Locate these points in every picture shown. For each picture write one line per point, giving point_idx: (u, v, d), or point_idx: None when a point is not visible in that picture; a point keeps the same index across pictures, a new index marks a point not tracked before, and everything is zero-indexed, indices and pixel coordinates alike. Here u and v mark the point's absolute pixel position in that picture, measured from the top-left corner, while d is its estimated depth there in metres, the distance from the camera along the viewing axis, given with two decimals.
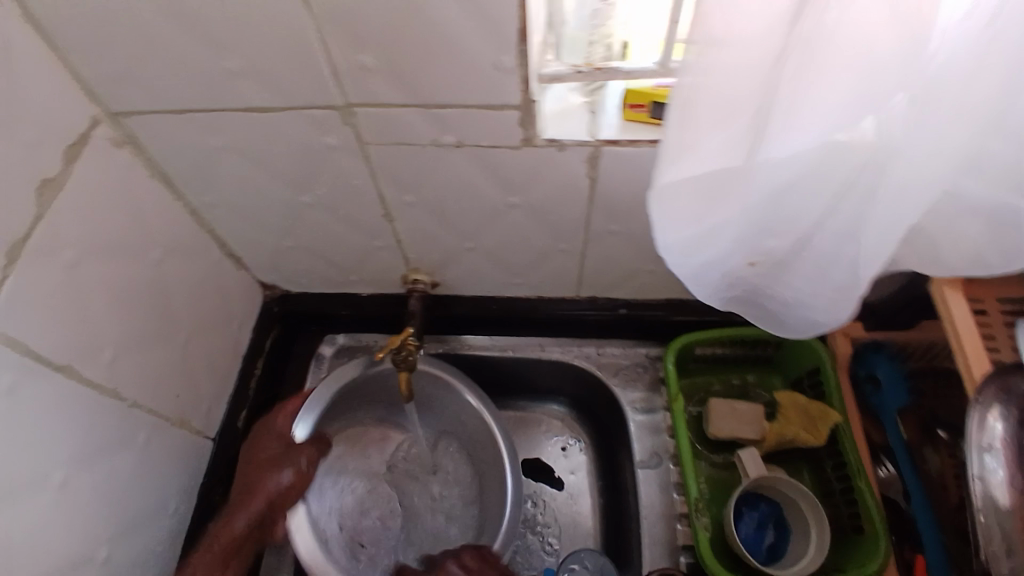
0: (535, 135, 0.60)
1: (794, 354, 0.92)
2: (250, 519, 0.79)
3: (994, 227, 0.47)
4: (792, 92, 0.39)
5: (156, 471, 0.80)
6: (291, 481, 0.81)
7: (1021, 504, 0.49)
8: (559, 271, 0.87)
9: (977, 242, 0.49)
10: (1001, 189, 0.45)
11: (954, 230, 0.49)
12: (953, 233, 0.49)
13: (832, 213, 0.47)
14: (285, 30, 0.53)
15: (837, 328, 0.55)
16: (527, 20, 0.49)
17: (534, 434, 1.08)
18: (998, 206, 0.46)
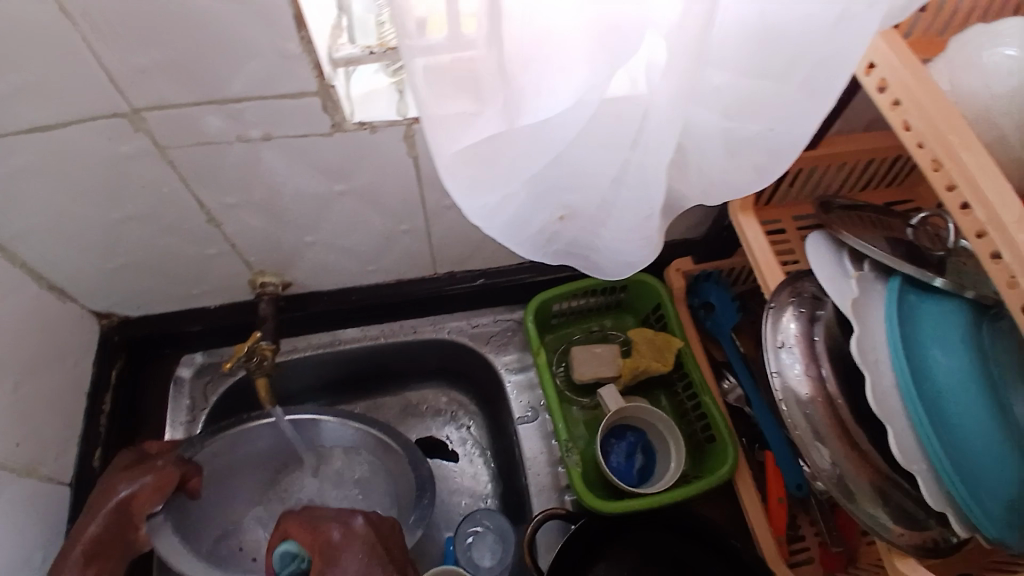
0: (343, 121, 0.60)
1: (640, 294, 1.01)
2: (106, 518, 0.75)
3: (750, 160, 0.50)
4: (521, 56, 0.41)
5: (14, 527, 0.73)
6: (152, 483, 0.79)
7: (818, 390, 0.57)
8: (408, 253, 0.88)
9: (744, 176, 0.51)
10: (734, 120, 0.47)
11: (719, 168, 0.51)
12: (717, 170, 0.51)
13: (611, 159, 0.50)
14: (51, 30, 0.48)
15: (648, 262, 0.60)
16: (298, 5, 0.49)
17: (422, 414, 1.09)
18: (743, 138, 0.48)
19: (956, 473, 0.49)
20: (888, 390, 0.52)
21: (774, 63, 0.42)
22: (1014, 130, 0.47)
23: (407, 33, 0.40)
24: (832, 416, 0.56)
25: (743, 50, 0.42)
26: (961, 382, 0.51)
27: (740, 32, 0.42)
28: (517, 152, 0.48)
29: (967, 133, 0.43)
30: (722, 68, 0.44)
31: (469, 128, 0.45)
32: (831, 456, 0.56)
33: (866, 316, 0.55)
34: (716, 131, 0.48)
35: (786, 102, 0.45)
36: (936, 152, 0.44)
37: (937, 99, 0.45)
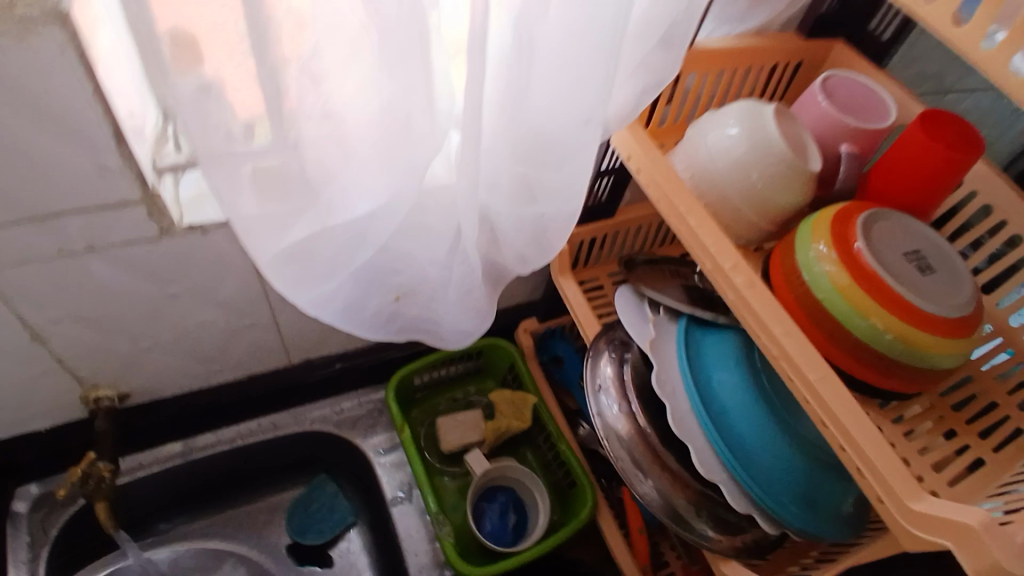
0: (171, 225, 0.62)
1: (495, 358, 1.08)
2: None
3: (544, 235, 0.59)
4: (330, 157, 0.47)
5: None
6: None
7: (633, 425, 0.65)
8: (258, 345, 0.88)
9: (542, 245, 0.60)
10: (524, 202, 0.55)
11: (518, 244, 0.60)
12: (519, 244, 0.60)
13: (429, 244, 0.57)
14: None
15: (483, 329, 0.67)
16: (115, 124, 0.52)
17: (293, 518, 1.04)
18: (534, 216, 0.57)
19: (749, 475, 0.58)
20: (685, 412, 0.61)
21: (545, 158, 0.51)
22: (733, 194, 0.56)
23: (229, 141, 0.42)
24: (648, 446, 0.64)
25: (515, 147, 0.50)
26: (740, 397, 0.60)
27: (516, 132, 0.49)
28: (339, 245, 0.52)
29: (695, 199, 0.54)
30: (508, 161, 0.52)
31: (289, 229, 0.49)
32: (653, 482, 0.63)
33: (663, 352, 0.64)
34: (512, 213, 0.56)
35: (560, 191, 0.54)
36: (676, 219, 0.55)
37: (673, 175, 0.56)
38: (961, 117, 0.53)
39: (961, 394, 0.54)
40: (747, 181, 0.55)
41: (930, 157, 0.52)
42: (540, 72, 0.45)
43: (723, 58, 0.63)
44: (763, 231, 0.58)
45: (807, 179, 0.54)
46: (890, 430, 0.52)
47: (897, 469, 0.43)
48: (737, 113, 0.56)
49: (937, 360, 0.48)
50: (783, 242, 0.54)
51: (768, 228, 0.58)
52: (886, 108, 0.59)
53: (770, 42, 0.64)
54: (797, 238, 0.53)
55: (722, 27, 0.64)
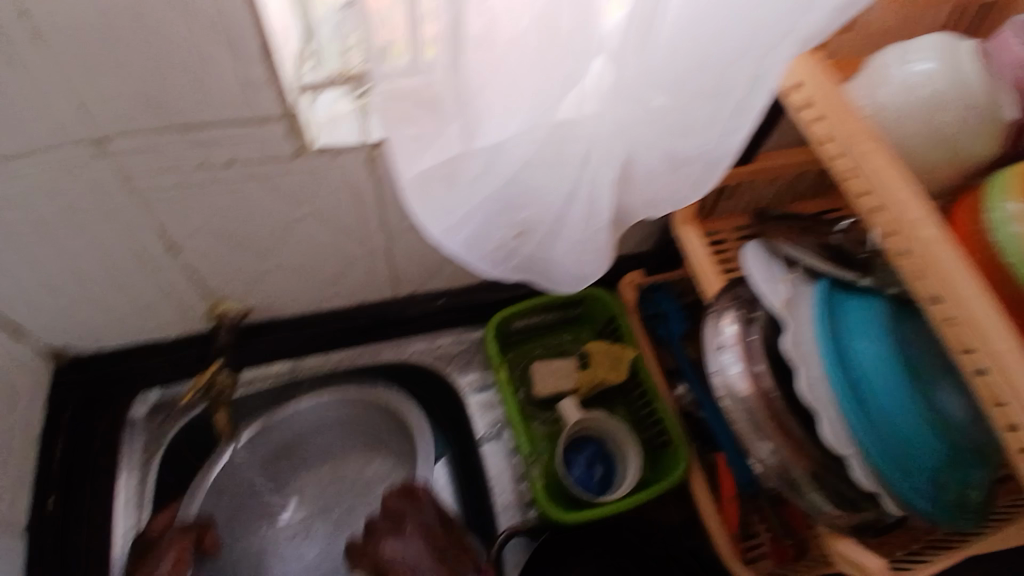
0: (306, 145, 0.63)
1: (595, 308, 1.06)
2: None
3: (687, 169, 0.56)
4: (479, 79, 0.45)
5: None
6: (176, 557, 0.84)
7: (757, 387, 0.61)
8: (368, 275, 0.90)
9: (681, 180, 0.57)
10: (670, 136, 0.52)
11: (656, 183, 0.57)
12: (658, 183, 0.57)
13: (559, 177, 0.54)
14: (10, 57, 0.49)
15: (600, 275, 0.64)
16: (265, 38, 0.52)
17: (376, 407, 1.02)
18: (677, 151, 0.53)
19: (882, 453, 0.55)
20: (819, 379, 0.57)
21: (699, 86, 0.48)
22: (915, 139, 0.53)
23: (382, 57, 0.45)
24: (771, 411, 0.60)
25: (679, 73, 0.47)
26: (884, 366, 0.56)
27: (673, 54, 0.45)
28: (473, 170, 0.52)
29: (871, 143, 0.49)
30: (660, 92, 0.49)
31: (431, 149, 0.49)
32: (771, 447, 0.60)
33: (798, 312, 0.60)
34: (657, 149, 0.53)
35: (715, 119, 0.52)
36: (851, 164, 0.50)
37: (845, 116, 0.51)
38: None
39: None
40: (939, 123, 0.52)
41: None
42: None
43: None
44: (944, 181, 0.54)
45: (1000, 129, 0.51)
46: None
47: None
48: (938, 46, 0.52)
49: None
50: (970, 197, 0.48)
51: (953, 177, 0.54)
52: None
53: None
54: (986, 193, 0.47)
55: None
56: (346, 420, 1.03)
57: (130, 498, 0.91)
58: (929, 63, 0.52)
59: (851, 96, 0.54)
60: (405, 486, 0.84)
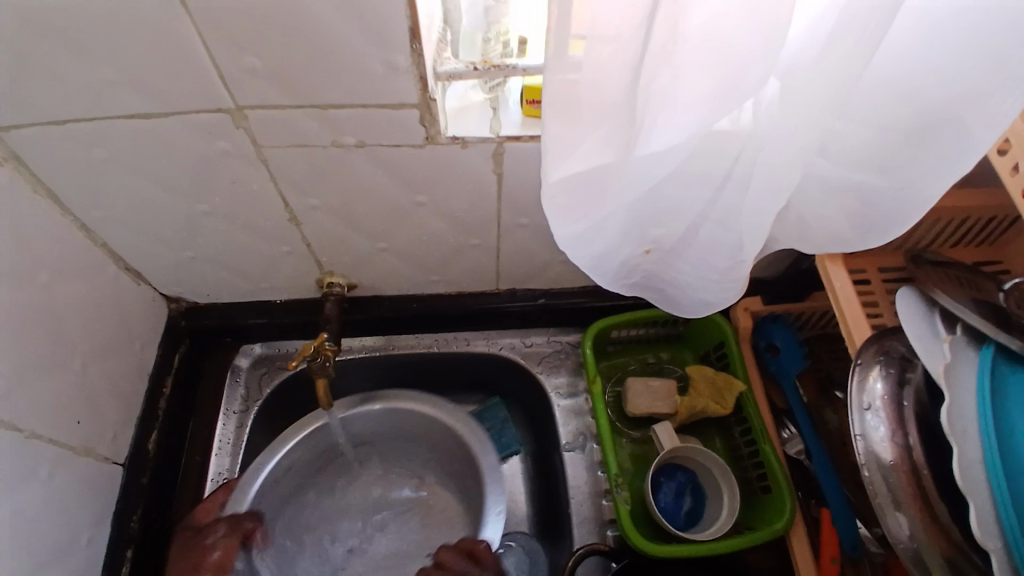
0: (436, 133, 0.61)
1: (701, 330, 1.00)
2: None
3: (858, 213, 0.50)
4: (657, 92, 0.41)
5: (68, 502, 0.74)
6: (218, 560, 0.81)
7: (903, 457, 0.53)
8: (474, 267, 0.88)
9: (843, 223, 0.51)
10: (850, 170, 0.47)
11: (821, 218, 0.52)
12: (822, 218, 0.52)
13: (706, 200, 0.49)
14: (164, 17, 0.49)
15: (729, 304, 0.59)
16: (415, 21, 0.50)
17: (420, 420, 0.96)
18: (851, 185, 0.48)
19: None
20: (974, 463, 0.49)
21: (902, 123, 0.43)
22: None
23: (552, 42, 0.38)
24: (917, 488, 0.52)
25: (882, 101, 0.43)
26: None
27: (883, 88, 0.42)
28: (620, 185, 0.47)
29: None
30: (862, 125, 0.44)
31: (580, 151, 0.44)
32: (908, 522, 0.52)
33: (959, 380, 0.52)
34: (830, 183, 0.49)
35: (919, 161, 0.45)
36: None
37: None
38: None
39: None
40: None
41: None
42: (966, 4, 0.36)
43: None
44: None
45: None
46: None
47: None
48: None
49: None
50: None
51: None
52: None
53: None
54: None
55: None
56: (405, 424, 0.97)
57: (223, 446, 0.96)
58: None
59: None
60: (467, 544, 0.81)
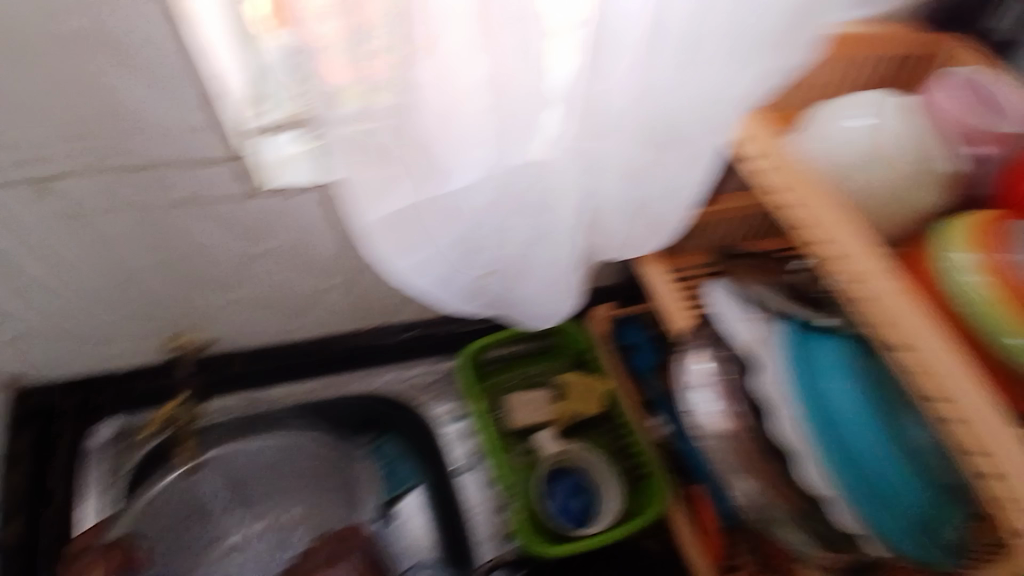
0: (255, 187, 0.67)
1: (569, 339, 1.06)
2: None
3: (651, 220, 0.58)
4: (441, 137, 0.47)
5: None
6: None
7: (731, 427, 0.61)
8: (334, 309, 0.90)
9: (634, 229, 0.59)
10: (625, 186, 0.55)
11: (617, 230, 0.59)
12: (618, 228, 0.59)
13: (528, 220, 0.54)
14: None
15: (564, 313, 0.65)
16: (208, 86, 0.56)
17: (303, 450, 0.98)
18: (634, 200, 0.56)
19: (874, 501, 0.50)
20: (797, 423, 0.54)
21: (655, 140, 0.51)
22: (859, 192, 0.53)
23: (336, 101, 0.45)
24: (741, 453, 0.60)
25: (637, 127, 0.50)
26: (856, 402, 0.51)
27: (631, 115, 0.49)
28: (436, 218, 0.53)
29: (828, 200, 0.49)
30: (627, 147, 0.51)
31: (391, 191, 0.50)
32: (752, 485, 0.60)
33: (763, 353, 0.60)
34: (619, 198, 0.55)
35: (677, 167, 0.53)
36: (791, 212, 0.51)
37: (787, 166, 0.51)
38: None
39: None
40: (878, 181, 0.53)
41: None
42: (665, 37, 0.44)
43: (845, 44, 0.59)
44: (893, 235, 0.54)
45: (937, 180, 0.53)
46: None
47: None
48: (878, 100, 0.55)
49: None
50: (919, 248, 0.48)
51: (902, 232, 0.54)
52: None
53: (883, 33, 0.62)
54: (944, 242, 0.47)
55: None
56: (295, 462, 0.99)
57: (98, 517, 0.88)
58: (866, 120, 0.54)
59: (800, 149, 0.53)
60: (343, 531, 0.88)
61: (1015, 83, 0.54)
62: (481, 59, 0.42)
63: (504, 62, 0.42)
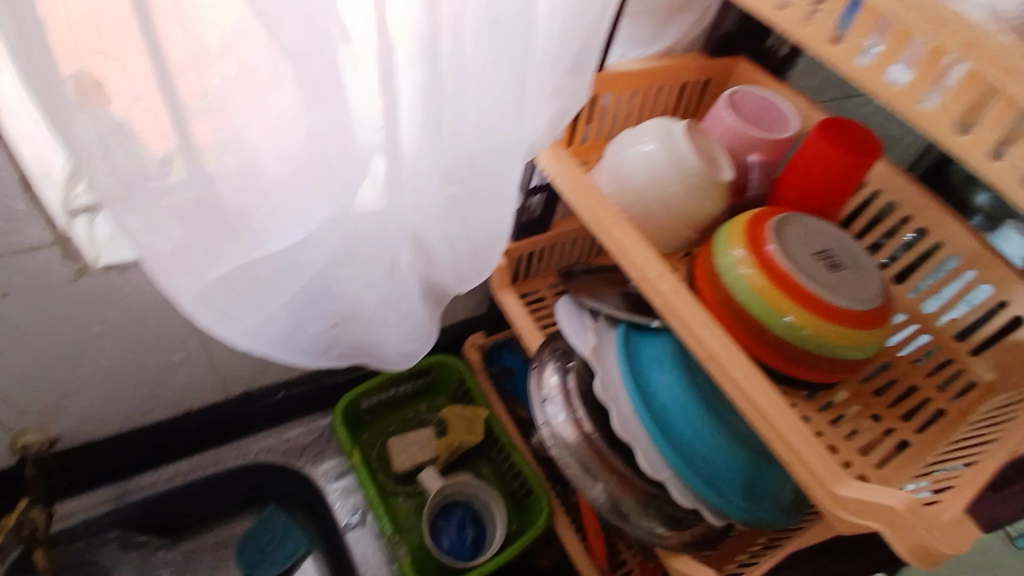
0: (86, 265, 0.64)
1: (445, 375, 1.08)
2: None
3: (480, 254, 0.61)
4: (253, 199, 0.47)
5: None
6: None
7: (580, 432, 0.66)
8: (192, 381, 0.86)
9: (463, 265, 0.62)
10: (446, 225, 0.58)
11: (447, 266, 0.62)
12: (448, 266, 0.62)
13: (366, 269, 0.58)
14: None
15: (422, 349, 0.69)
16: (19, 169, 0.53)
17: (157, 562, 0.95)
18: (459, 238, 0.59)
19: (698, 476, 0.59)
20: (629, 417, 0.62)
21: (465, 183, 0.54)
22: (654, 206, 0.60)
23: (145, 177, 0.41)
24: (594, 454, 0.66)
25: (445, 170, 0.53)
26: (677, 394, 0.62)
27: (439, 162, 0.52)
28: (264, 281, 0.52)
29: (611, 218, 0.58)
30: (440, 188, 0.54)
31: (214, 262, 0.48)
32: (604, 485, 0.65)
33: (603, 358, 0.66)
34: (443, 234, 0.59)
35: (492, 204, 0.56)
36: (599, 234, 0.58)
37: (590, 193, 0.60)
38: (860, 125, 0.59)
39: (884, 380, 0.59)
40: (670, 192, 0.59)
41: (834, 161, 0.57)
42: (458, 88, 0.47)
43: (639, 78, 0.68)
44: (683, 238, 0.63)
45: (720, 189, 0.60)
46: (816, 419, 0.55)
47: (823, 459, 0.44)
48: (658, 129, 0.61)
49: (853, 352, 0.51)
50: (703, 250, 0.57)
51: (690, 234, 0.62)
52: (785, 121, 0.65)
53: (680, 62, 0.70)
54: (716, 246, 0.55)
55: (631, 51, 0.73)
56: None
57: None
58: (650, 145, 0.60)
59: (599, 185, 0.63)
60: None
61: (763, 104, 0.66)
62: (279, 114, 0.43)
63: (308, 123, 0.44)
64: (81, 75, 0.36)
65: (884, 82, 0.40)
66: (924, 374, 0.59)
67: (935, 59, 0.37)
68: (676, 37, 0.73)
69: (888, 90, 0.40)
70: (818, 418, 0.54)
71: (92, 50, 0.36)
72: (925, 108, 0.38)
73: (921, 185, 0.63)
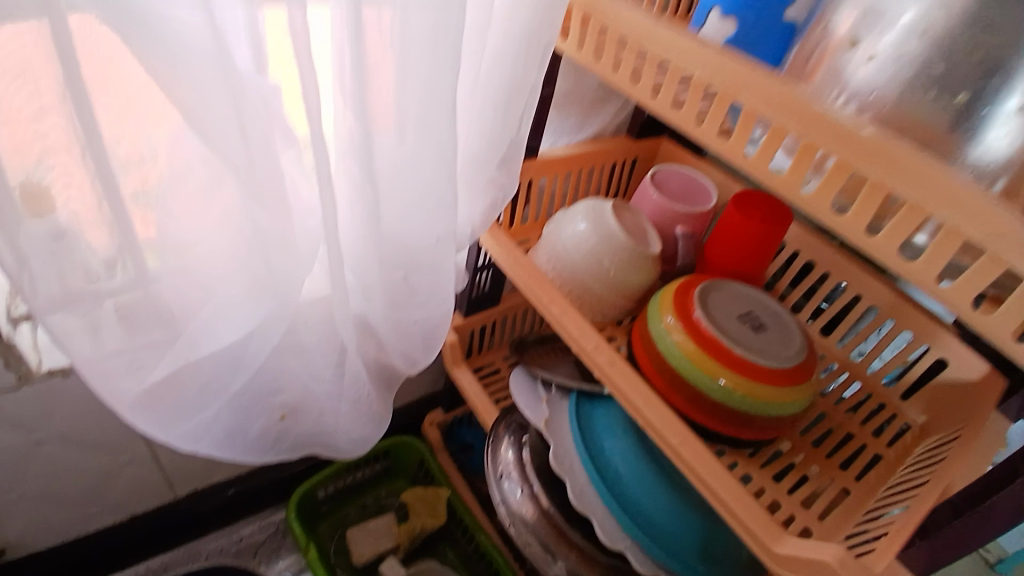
0: (28, 371, 0.63)
1: (403, 456, 1.07)
2: None
3: (425, 335, 0.63)
4: (190, 295, 0.48)
5: None
6: None
7: (537, 509, 0.67)
8: (141, 483, 0.83)
9: (410, 347, 0.63)
10: (389, 310, 0.59)
11: (395, 351, 0.63)
12: (395, 351, 0.63)
13: (309, 362, 0.59)
14: None
15: (374, 434, 0.69)
16: None
17: None
18: (403, 322, 0.60)
19: (654, 541, 0.59)
20: (584, 486, 0.62)
21: (405, 269, 0.56)
22: (590, 280, 0.63)
23: (89, 279, 0.41)
24: (551, 530, 0.66)
25: (385, 260, 0.54)
26: (629, 461, 0.63)
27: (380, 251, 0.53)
28: (204, 377, 0.52)
29: (549, 294, 0.61)
30: (380, 275, 0.56)
31: (152, 361, 0.48)
32: (565, 560, 0.65)
33: (557, 429, 0.66)
34: (387, 318, 0.59)
35: (431, 285, 0.58)
36: (541, 309, 0.61)
37: (531, 272, 0.63)
38: (773, 197, 0.63)
39: (822, 429, 0.62)
40: (604, 266, 0.62)
41: (750, 231, 0.61)
42: (393, 179, 0.49)
43: (570, 162, 0.72)
44: (620, 309, 0.65)
45: (648, 262, 0.63)
46: (759, 475, 0.57)
47: (755, 515, 0.47)
48: (588, 208, 0.65)
49: (785, 408, 0.54)
50: (639, 320, 0.60)
51: (624, 304, 0.65)
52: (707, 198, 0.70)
53: (608, 146, 0.75)
54: (649, 315, 0.58)
55: (560, 138, 0.79)
56: None
57: None
58: (582, 224, 0.64)
59: (536, 263, 0.66)
60: None
61: (686, 183, 0.71)
62: (217, 209, 0.44)
63: (246, 219, 0.45)
64: (30, 183, 0.36)
65: (768, 169, 0.44)
66: (859, 423, 0.62)
67: (807, 151, 0.41)
68: (604, 121, 0.79)
69: (774, 177, 0.43)
70: (759, 475, 0.57)
71: (42, 155, 0.36)
72: (807, 192, 0.42)
73: (834, 245, 0.68)
